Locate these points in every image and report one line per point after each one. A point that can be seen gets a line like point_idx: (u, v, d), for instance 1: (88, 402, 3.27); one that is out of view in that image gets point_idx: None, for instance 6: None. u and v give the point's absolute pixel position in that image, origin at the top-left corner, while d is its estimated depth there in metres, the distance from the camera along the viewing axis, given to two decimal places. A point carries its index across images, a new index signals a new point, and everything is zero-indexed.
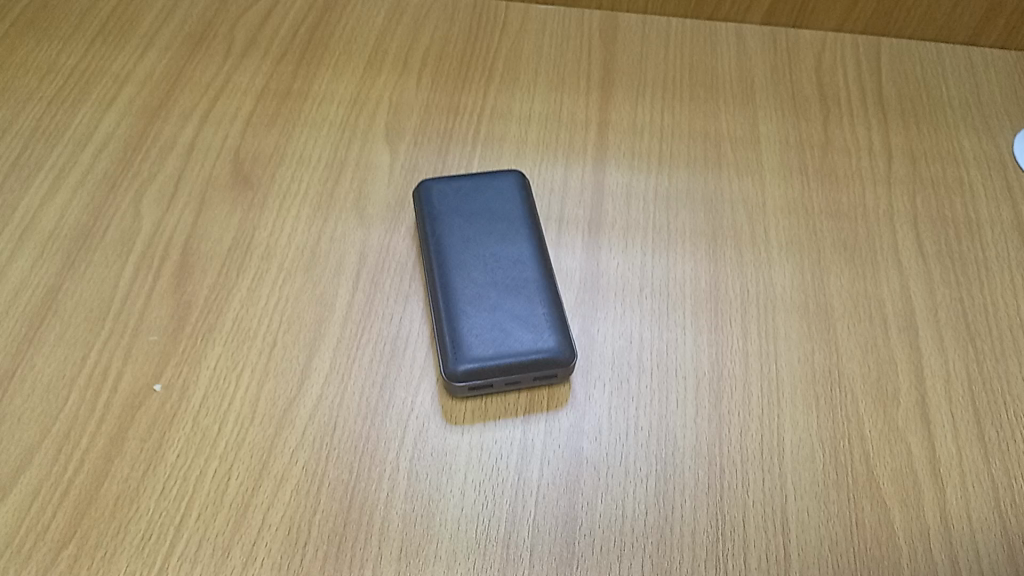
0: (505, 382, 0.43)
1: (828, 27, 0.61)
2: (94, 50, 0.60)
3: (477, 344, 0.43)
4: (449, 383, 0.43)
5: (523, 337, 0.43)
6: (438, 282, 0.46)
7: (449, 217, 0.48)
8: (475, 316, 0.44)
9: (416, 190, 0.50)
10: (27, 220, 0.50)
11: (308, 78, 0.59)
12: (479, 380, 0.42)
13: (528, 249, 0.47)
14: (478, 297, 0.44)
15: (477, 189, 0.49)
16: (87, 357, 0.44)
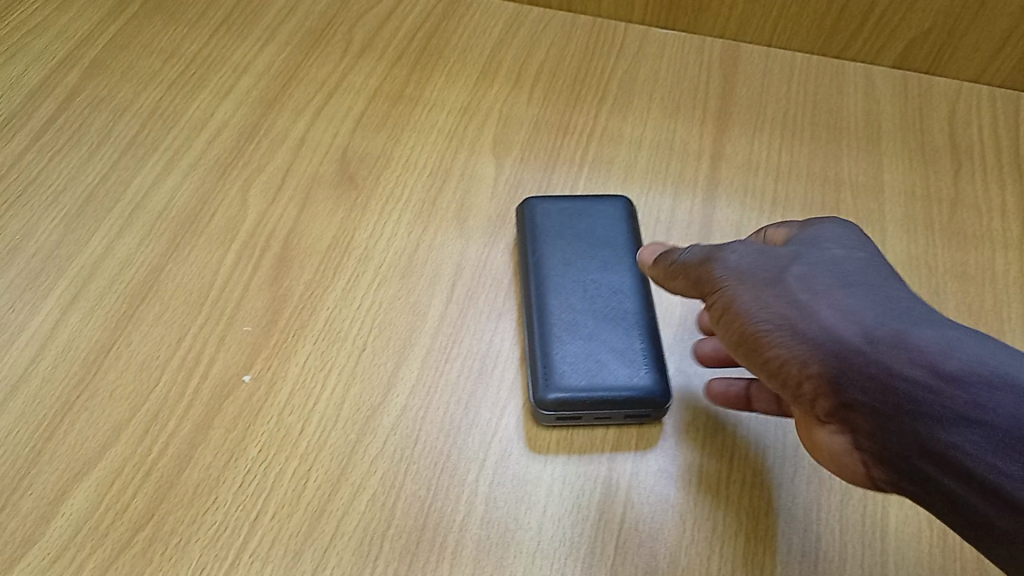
0: (594, 416, 0.41)
1: (964, 77, 0.58)
2: (218, 38, 0.61)
3: (569, 373, 0.42)
4: (536, 410, 0.41)
5: (618, 373, 0.42)
6: (535, 303, 0.45)
7: (552, 238, 0.47)
8: (569, 345, 0.42)
9: (520, 206, 0.49)
10: (138, 199, 0.51)
11: (421, 83, 0.58)
12: (567, 411, 0.41)
13: (630, 278, 0.46)
14: (575, 325, 0.43)
15: (584, 212, 0.48)
16: (181, 341, 0.45)
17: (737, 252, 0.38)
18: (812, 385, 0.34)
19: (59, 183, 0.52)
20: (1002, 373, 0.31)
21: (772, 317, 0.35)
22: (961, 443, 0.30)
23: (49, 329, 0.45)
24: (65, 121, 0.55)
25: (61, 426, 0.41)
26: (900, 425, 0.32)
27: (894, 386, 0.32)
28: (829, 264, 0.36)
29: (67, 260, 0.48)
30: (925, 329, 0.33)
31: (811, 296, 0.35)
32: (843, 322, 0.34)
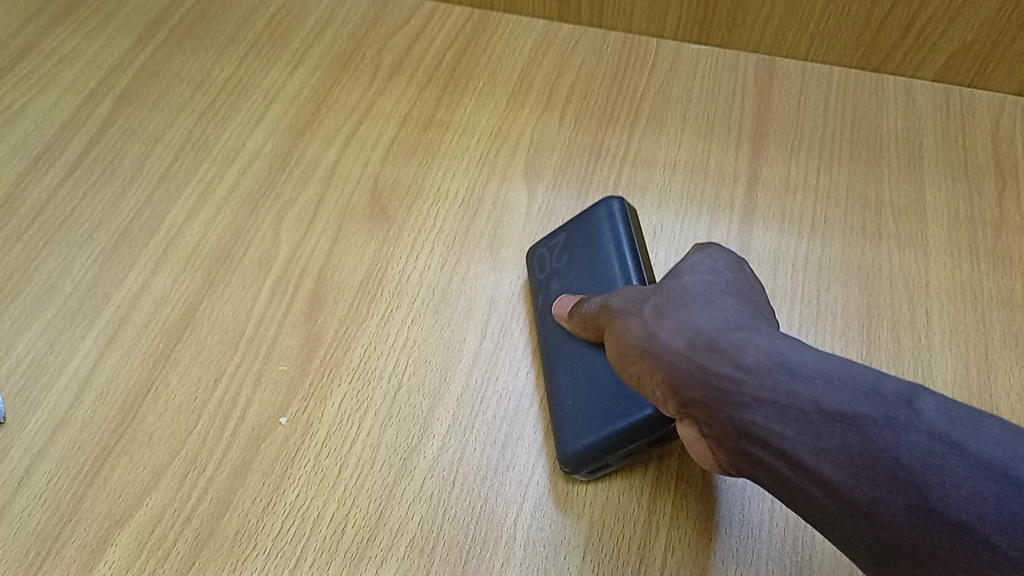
0: (626, 451, 0.39)
1: (1009, 89, 0.56)
2: (247, 63, 0.61)
3: (582, 427, 0.40)
4: (567, 470, 0.41)
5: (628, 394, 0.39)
6: (549, 342, 0.44)
7: (555, 276, 0.46)
8: (580, 386, 0.41)
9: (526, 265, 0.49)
10: (171, 234, 0.51)
11: (451, 107, 0.58)
12: (595, 458, 0.39)
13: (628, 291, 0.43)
14: (583, 363, 0.42)
15: (581, 235, 0.47)
16: (218, 382, 0.45)
17: (625, 289, 0.38)
18: (653, 387, 0.34)
19: (94, 219, 0.52)
20: (807, 361, 0.29)
21: (632, 330, 0.35)
22: (757, 426, 0.29)
23: (88, 371, 0.46)
24: (97, 153, 0.56)
25: (102, 471, 0.42)
26: (717, 415, 0.31)
27: (709, 380, 0.31)
28: (687, 277, 0.36)
29: (104, 299, 0.48)
30: (745, 330, 0.32)
31: (654, 310, 0.35)
32: (679, 328, 0.33)
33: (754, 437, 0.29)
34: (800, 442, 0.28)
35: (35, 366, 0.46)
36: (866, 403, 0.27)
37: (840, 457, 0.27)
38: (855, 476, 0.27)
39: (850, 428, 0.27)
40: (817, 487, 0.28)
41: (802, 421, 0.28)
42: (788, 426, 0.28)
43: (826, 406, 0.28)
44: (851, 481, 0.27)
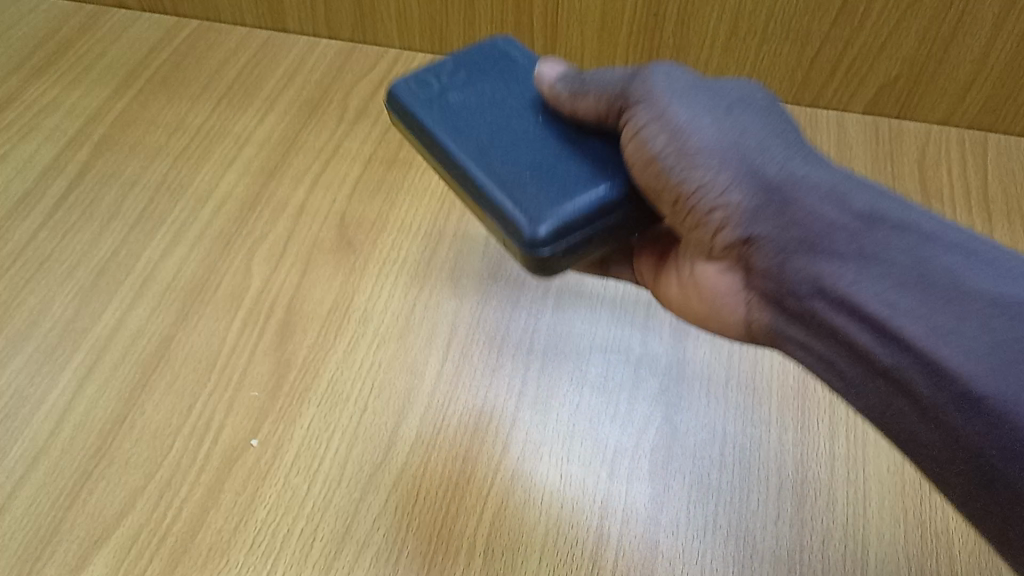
0: (604, 227, 0.37)
1: (933, 118, 0.61)
2: (220, 111, 0.64)
3: (544, 201, 0.36)
4: (534, 252, 0.35)
5: (601, 169, 0.38)
6: (469, 133, 0.39)
7: (449, 86, 0.42)
8: (530, 171, 0.37)
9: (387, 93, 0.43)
10: (147, 271, 0.54)
11: (414, 147, 0.61)
12: (572, 236, 0.36)
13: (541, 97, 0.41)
14: (525, 150, 0.38)
15: (472, 46, 0.44)
16: (192, 408, 0.47)
17: (663, 71, 0.38)
18: (719, 219, 0.36)
19: (73, 258, 0.55)
20: (915, 221, 0.33)
21: (698, 136, 0.36)
22: (828, 267, 0.34)
23: (66, 403, 0.48)
24: (77, 197, 0.59)
25: (80, 496, 0.44)
26: (800, 258, 0.35)
27: (798, 220, 0.34)
28: (761, 112, 0.37)
29: (82, 333, 0.51)
30: (877, 196, 0.34)
31: (732, 131, 0.36)
32: (769, 160, 0.35)
33: (824, 275, 0.34)
34: (873, 284, 0.33)
35: (15, 399, 0.48)
36: (964, 274, 0.31)
37: (910, 310, 0.31)
38: (991, 353, 0.30)
39: (938, 288, 0.31)
40: (866, 327, 0.32)
41: (886, 273, 0.32)
42: (882, 277, 0.32)
43: (913, 268, 0.32)
44: (977, 358, 0.30)
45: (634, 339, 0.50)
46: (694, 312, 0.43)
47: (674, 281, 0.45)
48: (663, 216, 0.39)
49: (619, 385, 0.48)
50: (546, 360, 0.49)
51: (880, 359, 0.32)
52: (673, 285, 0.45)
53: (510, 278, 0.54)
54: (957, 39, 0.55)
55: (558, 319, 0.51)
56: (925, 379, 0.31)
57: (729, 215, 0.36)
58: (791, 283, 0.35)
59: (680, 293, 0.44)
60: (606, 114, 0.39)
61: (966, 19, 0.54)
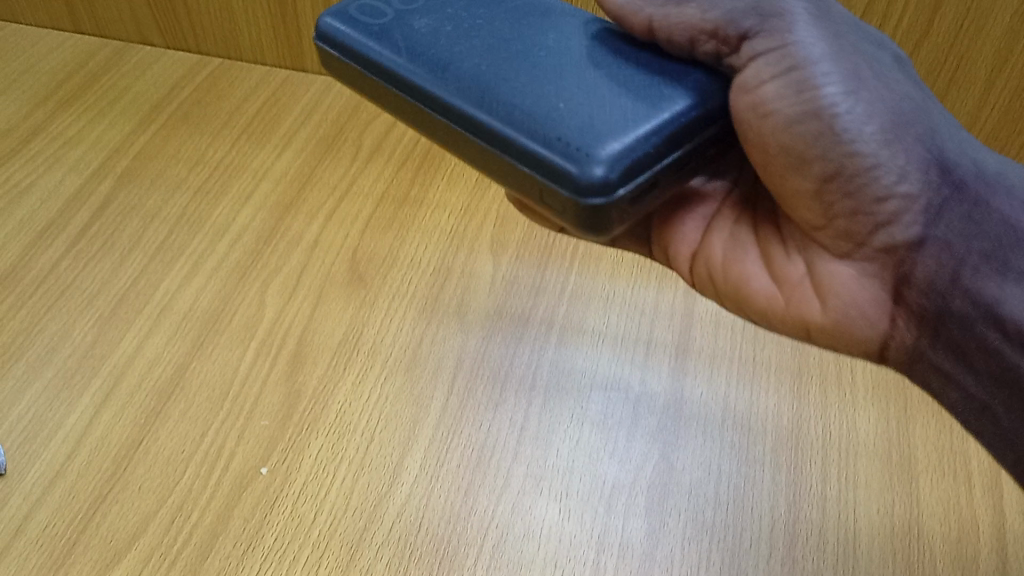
0: (658, 170, 0.33)
1: None
2: (239, 146, 0.67)
3: (600, 127, 0.32)
4: (591, 202, 0.31)
5: (642, 104, 0.34)
6: (475, 68, 0.35)
7: (429, 33, 0.37)
8: (563, 108, 0.33)
9: (341, 44, 0.38)
10: (165, 300, 0.56)
11: (425, 186, 0.64)
12: (630, 180, 0.32)
13: (541, 24, 0.38)
14: (549, 87, 0.34)
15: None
16: (204, 436, 0.49)
17: (805, 17, 0.37)
18: (892, 211, 0.37)
19: (93, 287, 0.57)
20: None
21: (872, 110, 0.36)
22: (1011, 290, 0.35)
23: (84, 427, 0.49)
24: (99, 226, 0.61)
25: (94, 518, 0.46)
26: (983, 273, 0.36)
27: (990, 230, 0.36)
28: (913, 87, 0.38)
29: (101, 360, 0.53)
30: None
31: (914, 119, 0.36)
32: (956, 156, 0.37)
33: (1006, 297, 0.35)
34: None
35: (34, 423, 0.50)
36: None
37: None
38: None
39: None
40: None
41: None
42: None
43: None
44: None
45: (633, 377, 0.52)
46: (806, 312, 0.41)
47: (753, 261, 0.44)
48: (807, 195, 0.38)
49: (618, 422, 0.50)
50: (548, 396, 0.51)
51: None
52: (758, 268, 0.43)
53: (514, 315, 0.55)
54: (950, 95, 0.59)
55: (560, 356, 0.53)
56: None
57: (905, 208, 0.36)
58: (957, 301, 0.36)
59: (772, 288, 0.43)
60: (700, 35, 0.37)
61: (957, 79, 0.58)
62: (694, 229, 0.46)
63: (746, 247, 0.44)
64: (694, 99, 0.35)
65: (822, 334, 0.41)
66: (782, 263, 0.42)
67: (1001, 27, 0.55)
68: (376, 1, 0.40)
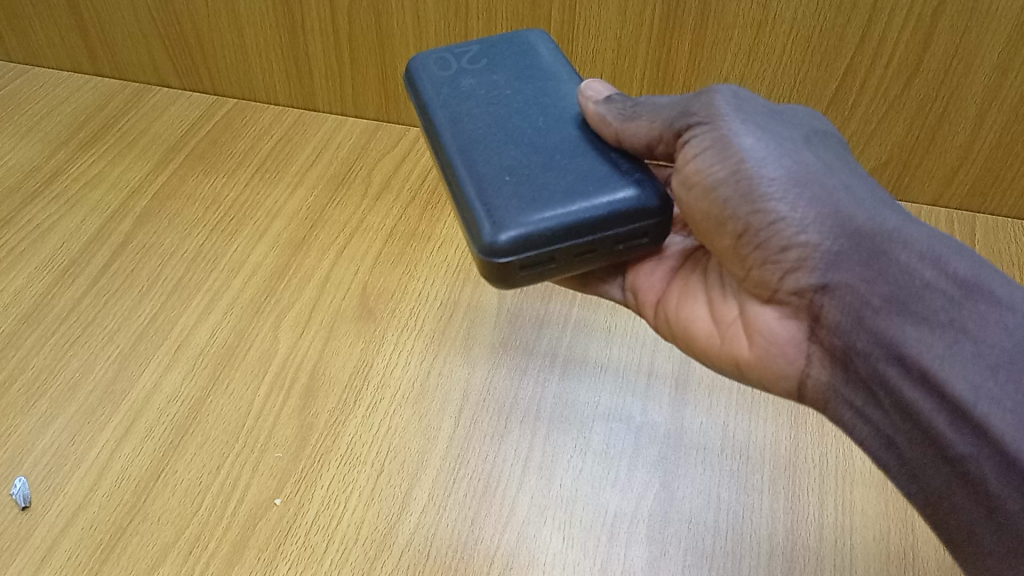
0: (566, 246, 0.40)
1: (923, 200, 0.66)
2: (253, 185, 0.69)
3: (521, 207, 0.40)
4: (492, 257, 0.40)
5: (573, 192, 0.41)
6: (472, 137, 0.44)
7: (463, 95, 0.47)
8: (508, 181, 0.41)
9: (416, 87, 0.50)
10: (182, 336, 0.58)
11: (432, 222, 0.66)
12: (529, 249, 0.40)
13: (564, 113, 0.46)
14: (510, 161, 0.42)
15: (491, 62, 0.49)
16: (220, 468, 0.51)
17: (730, 102, 0.41)
18: (795, 258, 0.39)
19: (113, 324, 0.59)
20: (1000, 294, 0.38)
21: (772, 172, 0.39)
22: (910, 331, 0.37)
23: (105, 461, 0.51)
24: (118, 265, 0.63)
25: (115, 549, 0.47)
26: (881, 316, 0.38)
27: (888, 277, 0.38)
28: (834, 158, 0.42)
29: (121, 395, 0.55)
30: (967, 262, 0.39)
31: (809, 177, 0.39)
32: (855, 209, 0.38)
33: (904, 336, 0.37)
34: (953, 358, 0.37)
35: (57, 456, 0.52)
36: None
37: (988, 389, 0.36)
38: None
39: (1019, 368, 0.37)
40: (936, 396, 0.37)
41: (966, 345, 0.37)
42: (959, 346, 0.37)
43: (997, 345, 0.37)
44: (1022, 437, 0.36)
45: (635, 408, 0.53)
46: (735, 349, 0.44)
47: (701, 304, 0.47)
48: (727, 248, 0.42)
49: (620, 452, 0.51)
50: (552, 426, 0.52)
51: (940, 428, 0.37)
52: (703, 311, 0.46)
53: (519, 347, 0.57)
54: (942, 130, 0.61)
55: (563, 388, 0.55)
56: (988, 452, 0.36)
57: (806, 256, 0.38)
58: (861, 340, 0.38)
59: (712, 329, 0.46)
60: (659, 138, 0.43)
61: (948, 114, 0.60)
62: (658, 276, 0.49)
63: (699, 293, 0.47)
64: (628, 193, 0.41)
65: (755, 369, 0.44)
66: (722, 307, 0.46)
67: (989, 64, 0.56)
68: (454, 60, 0.49)
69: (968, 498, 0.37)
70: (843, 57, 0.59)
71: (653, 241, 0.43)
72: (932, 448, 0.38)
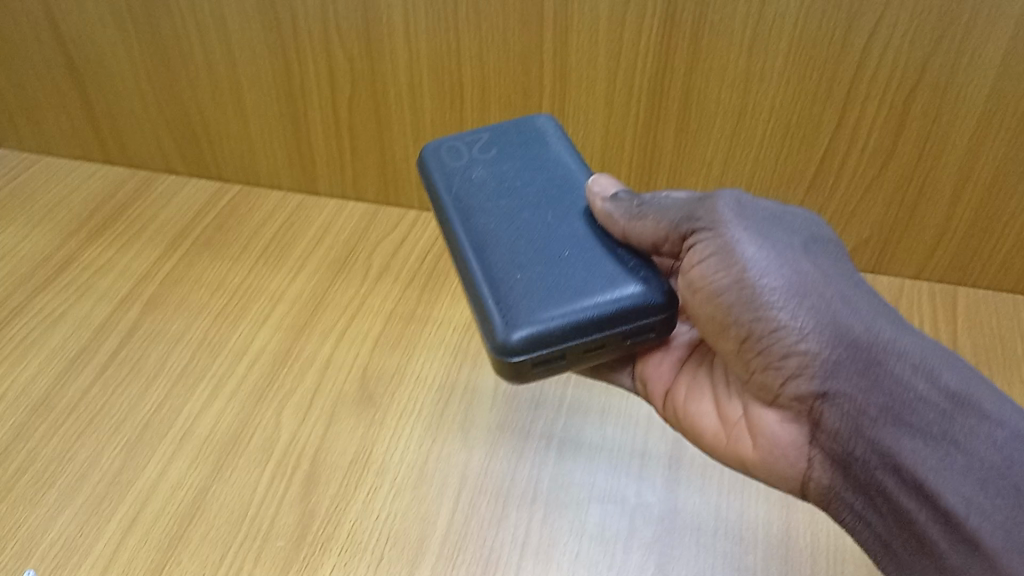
0: (576, 343, 0.43)
1: (907, 272, 0.69)
2: (257, 270, 0.72)
3: (532, 309, 0.43)
4: (507, 357, 0.42)
5: (581, 292, 0.43)
6: (486, 239, 0.48)
7: (477, 195, 0.51)
8: (521, 282, 0.44)
9: (435, 188, 0.53)
10: (187, 425, 0.59)
11: (430, 303, 0.68)
12: (542, 348, 0.42)
13: (572, 211, 0.49)
14: (524, 263, 0.46)
15: (503, 162, 0.53)
16: (224, 558, 0.52)
17: (734, 207, 0.44)
18: (794, 366, 0.41)
19: (120, 413, 0.61)
20: (997, 410, 0.38)
21: (774, 281, 0.41)
22: (905, 442, 0.38)
23: (111, 553, 0.52)
24: (126, 353, 0.65)
25: None
26: (876, 425, 0.39)
27: (883, 388, 0.39)
28: (832, 263, 0.43)
29: (127, 485, 0.56)
30: (965, 378, 0.39)
31: (808, 287, 0.41)
32: (852, 319, 0.40)
33: (900, 447, 0.39)
34: (944, 472, 0.37)
35: (65, 549, 0.53)
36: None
37: (979, 503, 0.37)
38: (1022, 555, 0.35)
39: (1010, 483, 0.36)
40: (929, 507, 0.38)
41: (957, 458, 0.37)
42: (954, 459, 0.38)
43: (986, 459, 0.37)
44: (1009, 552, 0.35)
45: (629, 488, 0.55)
46: (741, 449, 0.47)
47: (707, 401, 0.50)
48: (732, 352, 0.44)
49: (615, 534, 0.52)
50: (548, 508, 0.54)
51: (933, 538, 0.38)
52: (710, 409, 0.50)
53: (515, 429, 0.58)
54: (920, 208, 0.64)
55: (559, 469, 0.56)
56: (977, 568, 0.36)
57: (806, 364, 0.40)
58: (860, 448, 0.40)
59: (718, 427, 0.49)
60: (665, 237, 0.45)
61: (924, 193, 0.63)
62: (666, 367, 0.53)
63: (706, 389, 0.51)
64: (634, 290, 0.44)
65: (760, 469, 0.46)
66: (727, 405, 0.49)
67: (961, 147, 0.59)
68: (470, 161, 0.53)
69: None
70: (821, 139, 0.61)
71: (659, 335, 0.45)
72: (925, 556, 0.39)
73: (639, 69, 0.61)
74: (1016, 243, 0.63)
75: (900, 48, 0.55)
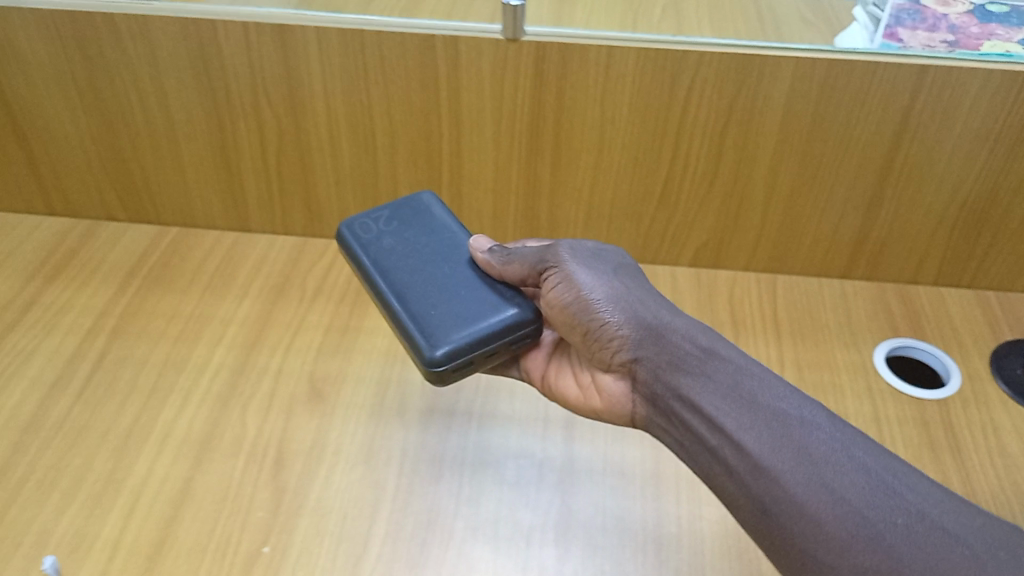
0: (480, 352, 0.59)
1: (738, 267, 0.87)
2: (205, 299, 0.83)
3: (447, 333, 0.58)
4: (433, 367, 0.57)
5: (480, 317, 0.59)
6: (401, 284, 0.62)
7: (386, 249, 0.65)
8: (434, 314, 0.60)
9: (342, 245, 0.67)
10: (165, 430, 0.71)
11: (361, 315, 0.81)
12: (457, 358, 0.58)
13: (459, 255, 0.65)
14: (434, 299, 0.61)
15: (403, 223, 0.67)
16: (214, 529, 0.63)
17: (568, 246, 0.60)
18: (616, 344, 0.57)
19: (104, 426, 0.71)
20: (736, 356, 0.54)
21: (599, 294, 0.57)
22: (684, 380, 0.54)
23: (118, 536, 0.63)
24: (99, 376, 0.75)
25: None
26: (668, 372, 0.55)
27: (669, 348, 0.55)
28: (636, 279, 0.60)
29: (121, 482, 0.67)
30: (717, 339, 0.56)
31: (619, 292, 0.58)
32: (648, 310, 0.57)
33: (681, 383, 0.54)
34: (706, 393, 0.53)
35: (75, 537, 0.63)
36: (763, 396, 0.51)
37: (728, 411, 0.51)
38: (761, 439, 0.49)
39: (745, 397, 0.52)
40: (700, 418, 0.52)
41: (713, 384, 0.53)
42: (713, 387, 0.53)
43: (730, 384, 0.53)
44: (750, 436, 0.50)
45: (537, 446, 0.70)
46: (594, 405, 0.62)
47: (569, 375, 0.65)
48: (577, 342, 0.60)
49: (529, 479, 0.67)
50: (476, 468, 0.68)
51: (705, 438, 0.52)
52: (571, 381, 0.64)
53: (443, 409, 0.73)
54: (741, 215, 0.82)
55: (481, 436, 0.70)
56: (732, 452, 0.50)
57: (624, 341, 0.57)
58: (660, 388, 0.55)
59: (578, 391, 0.64)
60: (528, 275, 0.61)
61: (744, 205, 0.81)
62: (541, 358, 0.67)
63: (568, 367, 0.65)
64: (513, 312, 0.60)
65: (608, 416, 0.62)
66: (582, 374, 0.64)
67: (766, 167, 0.78)
68: (369, 221, 0.67)
69: (727, 483, 0.50)
70: (662, 169, 0.79)
71: (533, 340, 0.62)
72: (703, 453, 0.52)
73: (519, 118, 0.77)
74: (815, 238, 0.83)
75: (712, 96, 0.73)
